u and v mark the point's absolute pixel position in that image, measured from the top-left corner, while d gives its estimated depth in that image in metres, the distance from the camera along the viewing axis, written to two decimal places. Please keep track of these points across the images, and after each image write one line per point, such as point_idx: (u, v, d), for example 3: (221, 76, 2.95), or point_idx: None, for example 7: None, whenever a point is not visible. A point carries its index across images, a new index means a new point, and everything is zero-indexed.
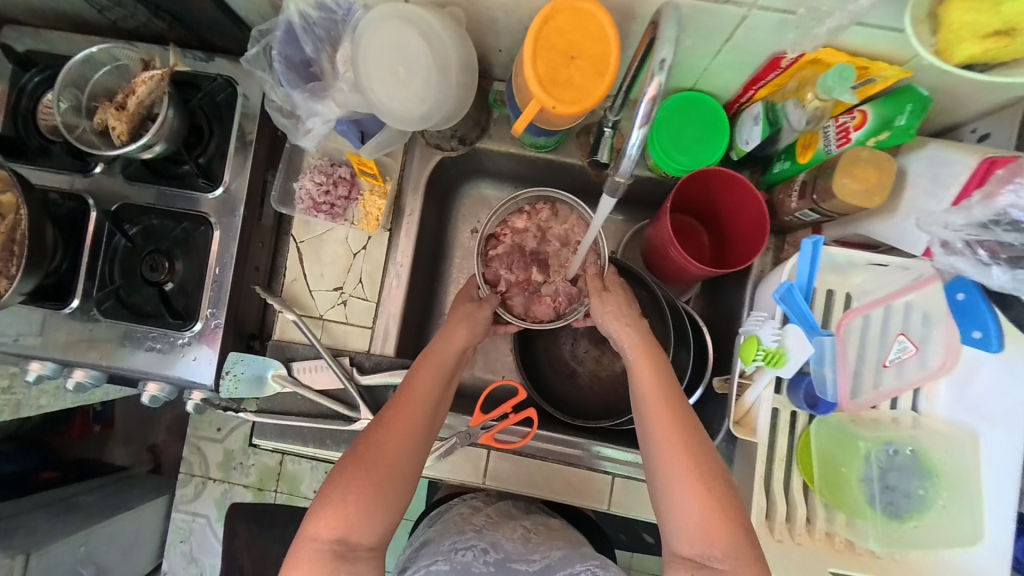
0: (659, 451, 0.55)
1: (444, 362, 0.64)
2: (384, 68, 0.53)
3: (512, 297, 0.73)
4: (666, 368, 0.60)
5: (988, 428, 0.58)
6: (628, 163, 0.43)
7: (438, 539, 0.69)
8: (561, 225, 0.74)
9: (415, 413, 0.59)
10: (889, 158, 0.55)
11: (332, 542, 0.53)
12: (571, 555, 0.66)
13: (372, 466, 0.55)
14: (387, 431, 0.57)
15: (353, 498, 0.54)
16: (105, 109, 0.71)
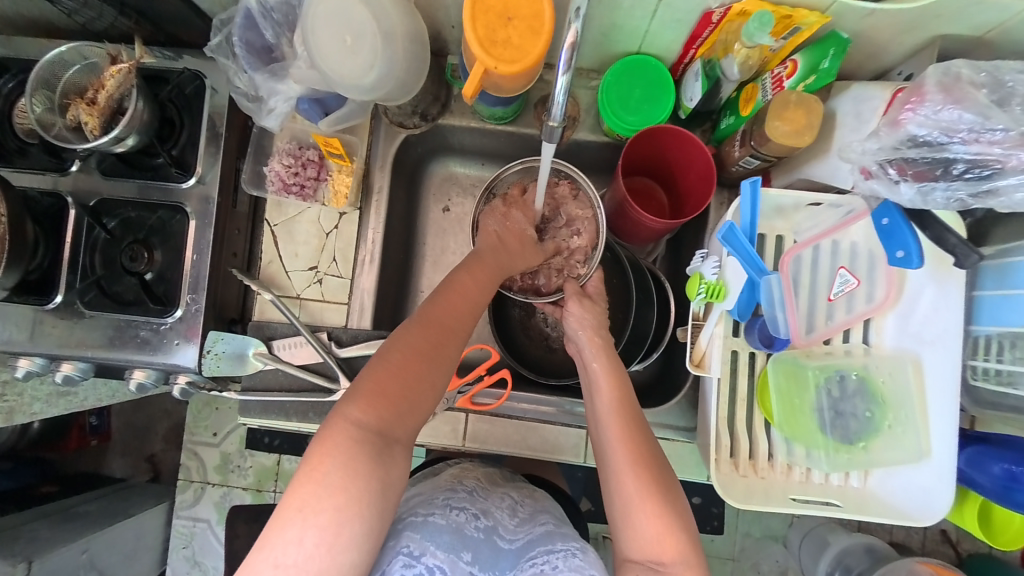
0: (620, 462, 0.57)
1: (491, 268, 0.66)
2: (333, 39, 0.57)
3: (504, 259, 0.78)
4: (628, 388, 0.63)
5: (928, 350, 0.63)
6: (558, 110, 0.46)
7: (431, 492, 0.68)
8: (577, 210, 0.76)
9: (466, 310, 0.61)
10: (815, 99, 0.58)
11: (371, 429, 0.51)
12: (553, 533, 0.66)
13: (422, 353, 0.56)
14: (438, 322, 0.58)
15: (399, 381, 0.54)
16: (77, 105, 0.72)
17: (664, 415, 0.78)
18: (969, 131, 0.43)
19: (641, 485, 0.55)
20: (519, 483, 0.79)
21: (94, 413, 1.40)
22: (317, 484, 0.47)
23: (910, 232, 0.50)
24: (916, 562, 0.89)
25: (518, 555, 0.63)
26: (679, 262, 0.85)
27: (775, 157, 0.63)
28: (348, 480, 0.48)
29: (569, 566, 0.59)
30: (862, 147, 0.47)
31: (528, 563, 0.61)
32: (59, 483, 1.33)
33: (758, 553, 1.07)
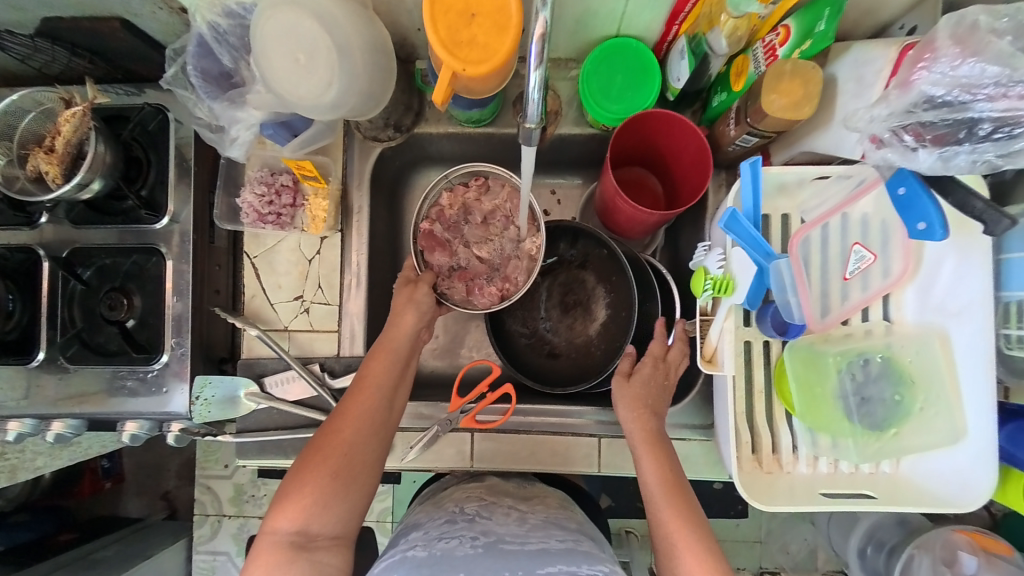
0: (673, 537, 0.57)
1: (397, 351, 0.67)
2: (284, 58, 0.53)
3: (453, 283, 0.76)
4: (673, 462, 0.63)
5: (955, 324, 0.59)
6: (534, 109, 0.42)
7: (426, 526, 0.64)
8: (491, 202, 0.76)
9: (371, 403, 0.63)
10: (813, 69, 0.53)
11: (291, 534, 0.57)
12: (573, 550, 0.58)
13: (333, 457, 0.60)
14: (342, 420, 0.62)
15: (312, 486, 0.58)
16: (36, 154, 0.68)
17: (678, 415, 0.74)
18: (995, 85, 0.38)
19: (697, 564, 0.55)
20: (529, 492, 0.73)
21: (105, 456, 1.38)
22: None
23: (932, 201, 0.46)
24: (950, 529, 0.82)
25: (531, 560, 0.56)
26: (679, 252, 0.81)
27: (775, 133, 0.58)
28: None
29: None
30: (869, 114, 0.44)
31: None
32: (77, 530, 1.31)
33: (786, 535, 1.06)
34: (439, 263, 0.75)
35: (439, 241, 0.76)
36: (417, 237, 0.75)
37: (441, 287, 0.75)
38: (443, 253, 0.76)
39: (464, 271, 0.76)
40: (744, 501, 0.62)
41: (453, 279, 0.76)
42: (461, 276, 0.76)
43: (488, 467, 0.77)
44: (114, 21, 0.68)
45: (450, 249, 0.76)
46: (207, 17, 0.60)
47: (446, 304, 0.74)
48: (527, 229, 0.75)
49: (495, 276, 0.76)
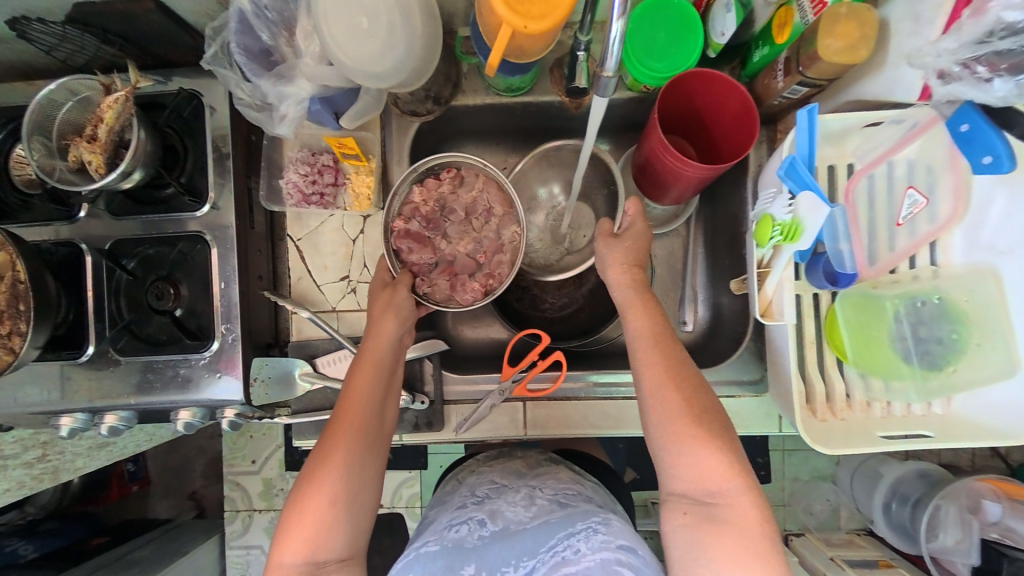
0: (651, 386, 0.59)
1: (382, 360, 0.62)
2: (346, 23, 0.52)
3: (433, 281, 0.71)
4: (659, 315, 0.64)
5: (1005, 260, 0.59)
6: (612, 62, 0.43)
7: (438, 518, 0.65)
8: (467, 194, 0.72)
9: (360, 419, 0.57)
10: (868, 9, 0.55)
11: (301, 564, 0.51)
12: (572, 513, 0.61)
13: (329, 479, 0.54)
14: (332, 441, 0.55)
15: (312, 516, 0.52)
16: (78, 144, 0.67)
17: (724, 373, 0.78)
18: None
19: (672, 408, 0.57)
20: (541, 470, 0.74)
21: (133, 458, 1.38)
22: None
23: (998, 134, 0.47)
24: (974, 479, 0.87)
25: (537, 538, 0.58)
26: (719, 214, 0.82)
27: (825, 80, 0.60)
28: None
29: (592, 546, 0.54)
30: (936, 48, 0.45)
31: (549, 553, 0.55)
32: (108, 534, 1.31)
33: (809, 495, 1.07)
34: (417, 261, 0.71)
35: (415, 239, 0.71)
36: (390, 236, 0.71)
37: (420, 287, 0.71)
38: (421, 251, 0.71)
39: (445, 269, 0.72)
40: (807, 445, 0.63)
41: (433, 277, 0.72)
42: (442, 273, 0.72)
43: (539, 435, 0.78)
44: (149, 2, 0.67)
45: (428, 245, 0.72)
46: None
47: (426, 303, 0.70)
48: (503, 220, 0.72)
49: (478, 271, 0.72)
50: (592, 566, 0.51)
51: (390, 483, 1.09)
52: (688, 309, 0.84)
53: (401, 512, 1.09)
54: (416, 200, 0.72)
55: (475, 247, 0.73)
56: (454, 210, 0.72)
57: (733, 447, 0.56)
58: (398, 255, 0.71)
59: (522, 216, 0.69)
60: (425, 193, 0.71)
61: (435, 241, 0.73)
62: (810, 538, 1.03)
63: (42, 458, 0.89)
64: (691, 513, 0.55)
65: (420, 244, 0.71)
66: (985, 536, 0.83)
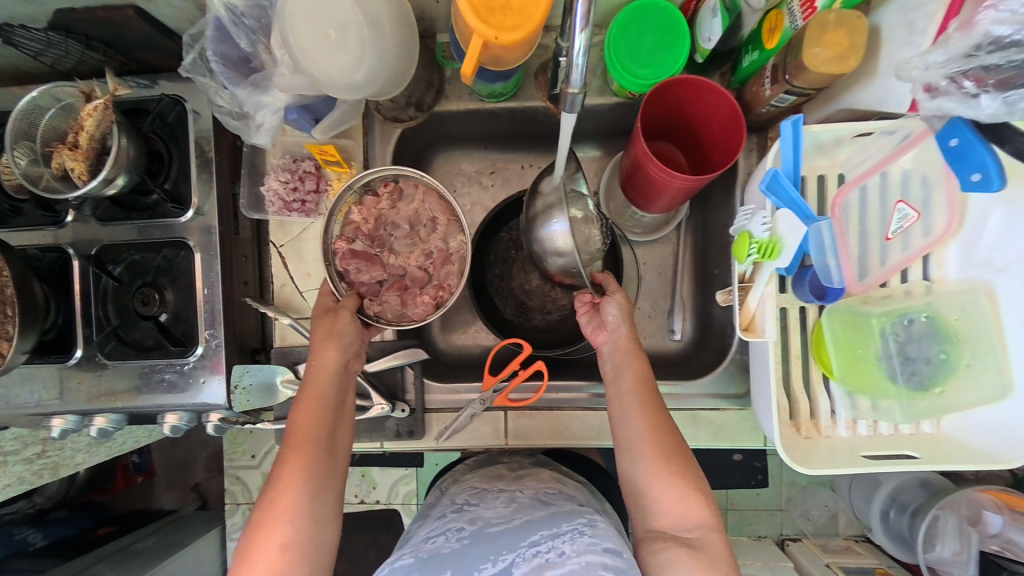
0: (636, 428, 0.60)
1: (326, 395, 0.62)
2: (313, 34, 0.52)
3: (384, 299, 0.70)
4: (643, 358, 0.65)
5: (1002, 278, 0.57)
6: (578, 75, 0.42)
7: (419, 531, 0.63)
8: (408, 206, 0.71)
9: (310, 455, 0.58)
10: (858, 17, 0.53)
11: None
12: (556, 514, 0.61)
13: (280, 521, 0.54)
14: (282, 483, 0.56)
15: (265, 563, 0.52)
16: (60, 152, 0.68)
17: (713, 385, 0.77)
18: None
19: (653, 451, 0.59)
20: (524, 473, 0.73)
21: (136, 452, 1.41)
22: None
23: (988, 150, 0.45)
24: (975, 490, 0.84)
25: (517, 536, 0.56)
26: (709, 222, 0.80)
27: (814, 89, 0.59)
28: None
29: (577, 548, 0.52)
30: (924, 61, 0.43)
31: (529, 549, 0.53)
32: (114, 524, 1.35)
33: (807, 501, 1.06)
34: (366, 281, 0.70)
35: (362, 258, 0.70)
36: (334, 259, 0.70)
37: (369, 308, 0.70)
38: (369, 269, 0.71)
39: (395, 284, 0.71)
40: (788, 465, 0.61)
41: (382, 295, 0.71)
42: (391, 290, 0.71)
43: (522, 444, 0.78)
44: (128, 9, 0.67)
45: (376, 263, 0.71)
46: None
47: (378, 323, 0.69)
48: (449, 228, 0.72)
49: (429, 284, 0.72)
50: (576, 568, 0.49)
51: (386, 480, 1.09)
52: (677, 319, 0.82)
53: (396, 508, 1.09)
54: (354, 219, 0.71)
55: (422, 261, 0.72)
56: (399, 227, 0.72)
57: (708, 490, 0.57)
58: (344, 277, 0.70)
59: (464, 228, 0.69)
60: (364, 211, 0.70)
61: (381, 258, 0.72)
62: (807, 543, 1.01)
63: (41, 454, 0.91)
64: (674, 544, 0.55)
65: (366, 262, 0.71)
66: (984, 547, 0.80)
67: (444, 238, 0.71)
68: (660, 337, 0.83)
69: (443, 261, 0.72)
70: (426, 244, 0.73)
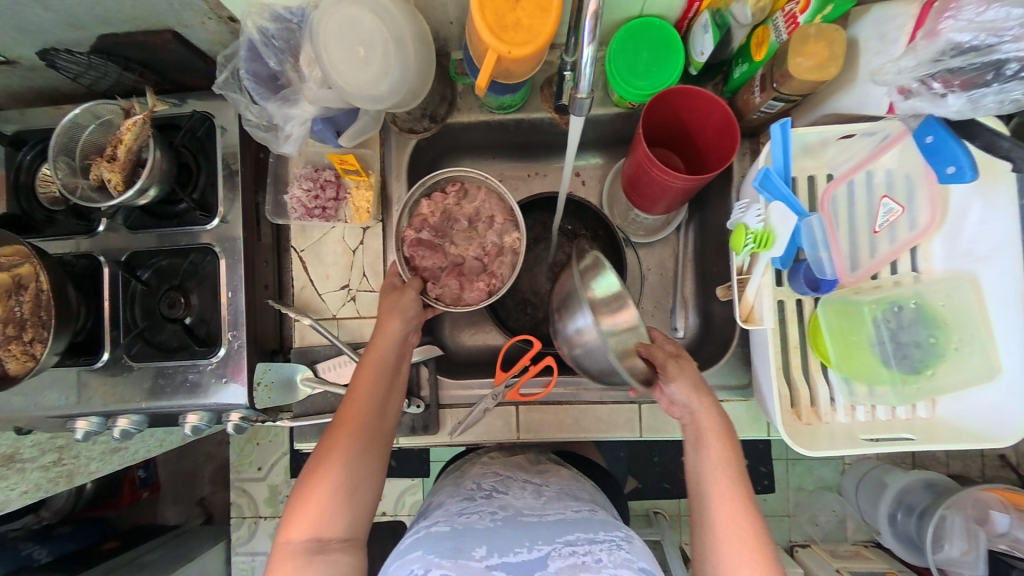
0: (720, 517, 0.56)
1: (386, 360, 0.66)
2: (343, 51, 0.57)
3: (444, 284, 0.73)
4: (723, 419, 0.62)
5: (984, 267, 0.61)
6: (586, 83, 0.46)
7: (447, 505, 0.65)
8: (471, 205, 0.75)
9: (366, 410, 0.62)
10: (837, 29, 0.59)
11: (306, 542, 0.55)
12: (590, 520, 0.61)
13: (335, 466, 0.58)
14: (340, 430, 0.60)
15: (319, 501, 0.56)
16: (99, 163, 0.73)
17: (715, 378, 0.79)
18: (1020, 27, 0.41)
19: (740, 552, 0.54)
20: (543, 467, 0.76)
21: (143, 467, 1.42)
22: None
23: (958, 144, 0.49)
24: (980, 489, 0.86)
25: (552, 531, 0.57)
26: (707, 223, 0.84)
27: (799, 96, 0.64)
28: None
29: (613, 559, 0.52)
30: (897, 66, 0.48)
31: (565, 548, 0.54)
32: (120, 539, 1.33)
33: (814, 506, 1.07)
34: (428, 266, 0.73)
35: (426, 245, 0.74)
36: (402, 244, 0.73)
37: (430, 291, 0.73)
38: (433, 256, 0.74)
39: (453, 271, 0.74)
40: (788, 447, 0.64)
41: (442, 279, 0.74)
42: (451, 275, 0.74)
43: (533, 438, 0.80)
44: (167, 33, 0.72)
45: (439, 251, 0.74)
46: (257, 22, 0.65)
47: (437, 306, 0.72)
48: (506, 227, 0.75)
49: (483, 272, 0.75)
50: None
51: (393, 491, 1.11)
52: (679, 316, 0.86)
53: (404, 519, 1.10)
54: (421, 212, 0.75)
55: (484, 254, 0.75)
56: (462, 222, 0.75)
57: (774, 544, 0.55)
58: (410, 261, 0.74)
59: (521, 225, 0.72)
60: (430, 206, 0.74)
61: (444, 250, 0.75)
62: (817, 549, 1.02)
63: (57, 462, 0.93)
64: None
65: (429, 250, 0.74)
66: (992, 547, 0.82)
67: (502, 235, 0.74)
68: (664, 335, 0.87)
69: (498, 254, 0.74)
70: (484, 238, 0.75)
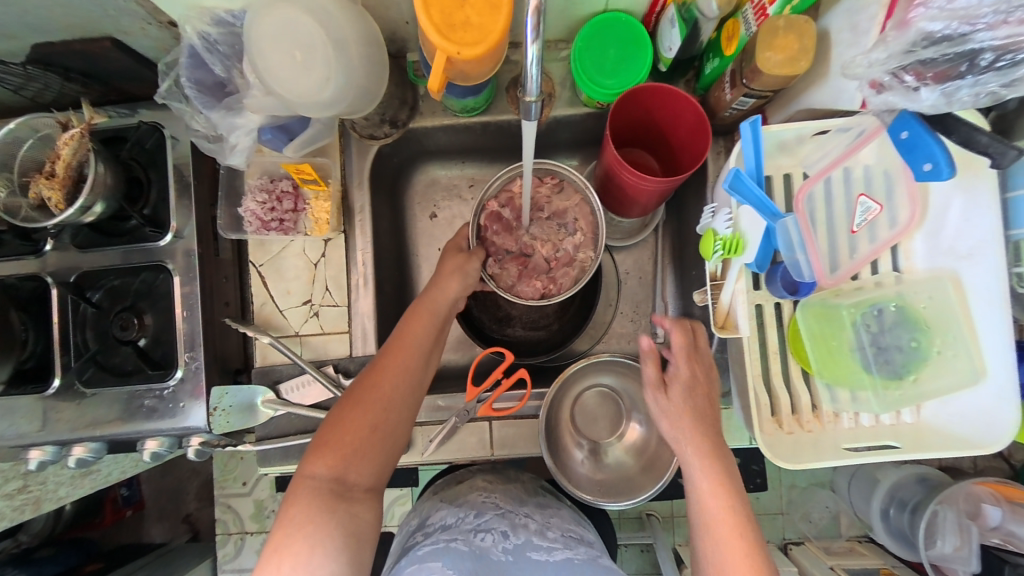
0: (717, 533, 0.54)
1: (438, 313, 0.66)
2: (280, 56, 0.53)
3: (505, 266, 0.75)
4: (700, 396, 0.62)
5: (966, 264, 0.59)
6: (533, 84, 0.43)
7: (456, 519, 0.66)
8: (561, 202, 0.74)
9: (410, 359, 0.62)
10: (806, 21, 0.55)
11: (329, 479, 0.55)
12: (593, 564, 0.60)
13: (372, 407, 0.58)
14: (382, 372, 0.60)
15: (343, 440, 0.57)
16: (38, 181, 0.68)
17: None
18: (994, 14, 0.38)
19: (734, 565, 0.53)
20: (543, 500, 0.74)
21: (126, 484, 1.36)
22: (284, 532, 0.52)
23: (935, 140, 0.47)
24: (972, 482, 0.81)
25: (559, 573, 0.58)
26: (685, 224, 0.81)
27: (771, 91, 0.61)
28: (311, 527, 0.53)
29: None
30: (868, 58, 0.45)
31: None
32: (103, 560, 1.27)
33: (807, 503, 1.03)
34: (497, 244, 0.75)
35: (503, 225, 0.74)
36: (481, 212, 0.74)
37: (490, 267, 0.74)
38: (505, 237, 0.75)
39: (518, 258, 0.75)
40: (768, 460, 0.61)
41: (504, 262, 0.75)
42: (514, 261, 0.75)
43: (508, 454, 0.76)
44: (105, 41, 0.68)
45: (515, 234, 0.75)
46: (197, 27, 0.61)
47: (491, 284, 0.73)
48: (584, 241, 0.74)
49: (545, 271, 0.75)
50: None
51: None
52: (659, 321, 0.84)
53: (388, 534, 1.07)
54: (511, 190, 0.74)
55: (552, 259, 0.75)
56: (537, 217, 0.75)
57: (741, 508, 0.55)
58: (480, 231, 0.74)
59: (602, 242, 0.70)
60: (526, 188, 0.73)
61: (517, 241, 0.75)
62: (810, 547, 0.99)
63: (23, 489, 0.88)
64: None
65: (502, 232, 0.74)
66: (986, 542, 0.78)
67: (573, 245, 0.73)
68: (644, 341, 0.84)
69: (564, 261, 0.74)
70: (559, 242, 0.74)
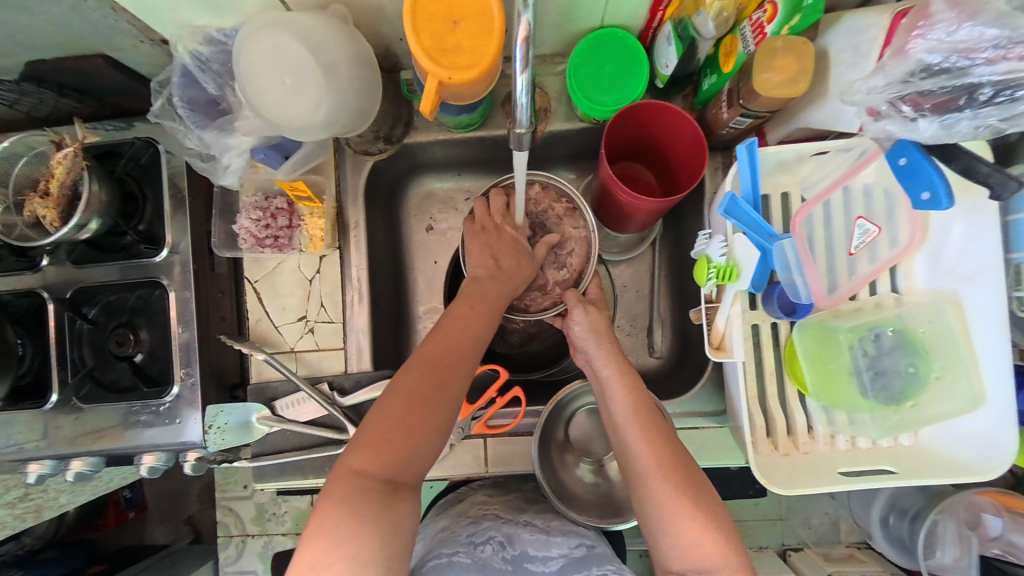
0: (683, 527, 0.53)
1: (484, 294, 0.63)
2: (269, 81, 0.53)
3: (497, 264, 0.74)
4: (641, 387, 0.61)
5: (967, 287, 0.58)
6: (524, 114, 0.42)
7: (455, 531, 0.67)
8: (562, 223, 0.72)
9: (457, 343, 0.59)
10: (803, 41, 0.54)
11: (374, 472, 0.52)
12: (587, 557, 0.62)
13: (421, 393, 0.55)
14: (431, 358, 0.58)
15: (388, 434, 0.53)
16: (32, 200, 0.68)
17: (692, 403, 0.76)
18: (994, 48, 0.38)
19: (706, 551, 0.52)
20: (546, 505, 0.74)
21: (127, 487, 1.33)
22: (326, 537, 0.49)
23: (934, 169, 0.46)
24: (972, 491, 0.76)
25: None
26: (682, 240, 0.81)
27: (769, 111, 0.60)
28: (353, 524, 0.49)
29: None
30: (867, 84, 0.44)
31: None
32: (106, 562, 1.25)
33: (808, 508, 1.00)
34: None
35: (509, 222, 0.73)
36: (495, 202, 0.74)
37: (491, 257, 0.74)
38: None
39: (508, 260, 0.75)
40: (762, 485, 0.61)
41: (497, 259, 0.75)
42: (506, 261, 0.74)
43: (504, 471, 0.76)
44: (97, 58, 0.68)
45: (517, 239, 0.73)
46: (189, 47, 0.60)
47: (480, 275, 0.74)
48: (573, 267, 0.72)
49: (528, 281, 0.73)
50: None
51: None
52: (656, 335, 0.83)
53: None
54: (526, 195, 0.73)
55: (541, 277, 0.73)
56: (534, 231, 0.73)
57: (705, 496, 0.54)
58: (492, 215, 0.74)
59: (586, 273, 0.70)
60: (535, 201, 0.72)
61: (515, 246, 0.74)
62: (810, 553, 0.96)
63: (24, 497, 0.89)
64: None
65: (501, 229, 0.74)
66: (985, 552, 0.74)
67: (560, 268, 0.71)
68: (641, 355, 0.84)
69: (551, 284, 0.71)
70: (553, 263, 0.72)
